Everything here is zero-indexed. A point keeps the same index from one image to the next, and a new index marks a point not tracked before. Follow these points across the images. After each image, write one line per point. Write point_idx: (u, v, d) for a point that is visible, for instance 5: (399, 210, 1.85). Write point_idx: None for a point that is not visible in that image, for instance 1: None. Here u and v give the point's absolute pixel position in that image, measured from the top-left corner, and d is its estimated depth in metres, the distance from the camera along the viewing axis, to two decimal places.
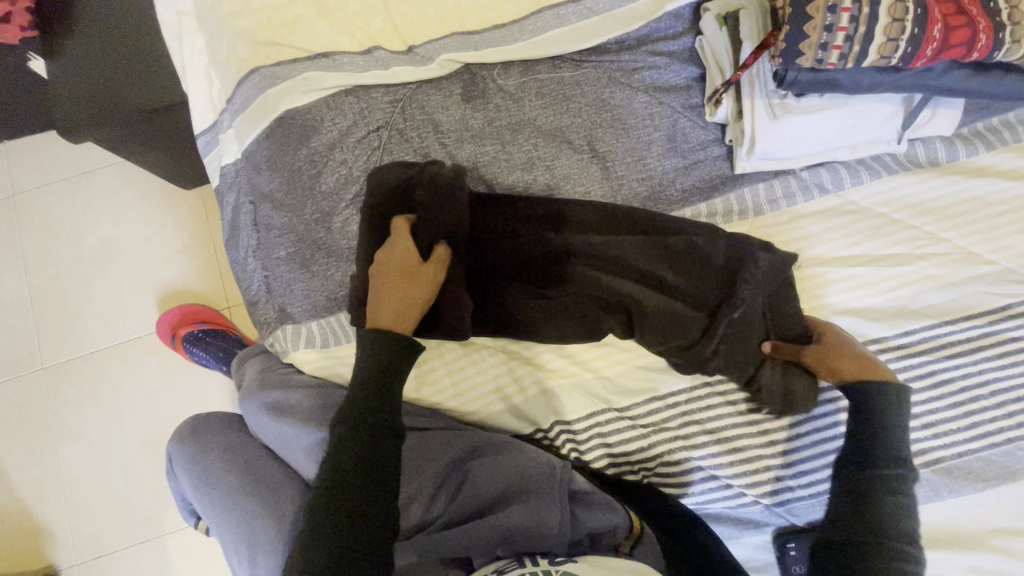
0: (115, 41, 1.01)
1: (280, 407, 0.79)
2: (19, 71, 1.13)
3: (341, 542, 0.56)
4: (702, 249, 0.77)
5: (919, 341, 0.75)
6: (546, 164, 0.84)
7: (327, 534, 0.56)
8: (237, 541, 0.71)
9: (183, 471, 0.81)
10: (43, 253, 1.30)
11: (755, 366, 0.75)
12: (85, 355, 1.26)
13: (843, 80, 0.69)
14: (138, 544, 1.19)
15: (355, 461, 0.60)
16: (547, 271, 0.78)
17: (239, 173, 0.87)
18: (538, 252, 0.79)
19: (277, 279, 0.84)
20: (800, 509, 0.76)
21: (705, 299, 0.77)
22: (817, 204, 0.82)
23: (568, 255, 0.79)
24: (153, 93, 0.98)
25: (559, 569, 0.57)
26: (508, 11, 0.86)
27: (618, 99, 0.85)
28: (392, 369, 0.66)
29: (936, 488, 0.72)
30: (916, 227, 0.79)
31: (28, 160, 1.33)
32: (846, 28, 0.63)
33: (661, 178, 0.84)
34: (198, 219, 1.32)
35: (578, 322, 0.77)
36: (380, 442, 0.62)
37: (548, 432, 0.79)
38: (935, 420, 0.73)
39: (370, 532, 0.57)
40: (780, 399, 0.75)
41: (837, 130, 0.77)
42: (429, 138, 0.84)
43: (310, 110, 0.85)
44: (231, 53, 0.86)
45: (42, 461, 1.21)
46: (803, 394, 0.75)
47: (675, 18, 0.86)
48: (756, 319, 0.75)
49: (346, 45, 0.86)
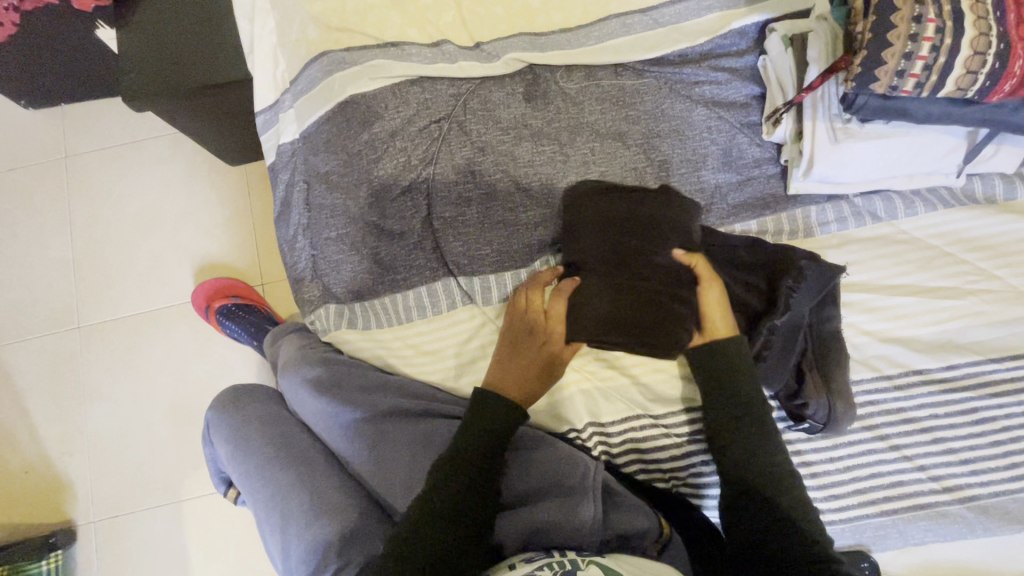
0: (182, 14, 1.04)
1: (320, 383, 0.79)
2: (90, 38, 1.17)
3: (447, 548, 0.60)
4: (741, 257, 0.79)
5: (963, 375, 0.75)
6: (600, 168, 0.85)
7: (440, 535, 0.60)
8: (271, 510, 0.72)
9: (222, 440, 0.83)
10: (90, 214, 1.34)
11: (792, 377, 0.75)
12: (121, 317, 1.29)
13: (912, 108, 0.70)
14: (156, 507, 1.20)
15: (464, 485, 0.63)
16: (626, 257, 0.79)
17: (298, 153, 0.89)
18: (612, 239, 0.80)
19: (325, 258, 0.86)
20: (831, 533, 0.72)
21: (749, 303, 0.77)
22: (868, 231, 0.83)
23: (643, 248, 0.78)
24: (216, 68, 1.01)
25: (587, 561, 0.58)
26: (575, 17, 0.89)
27: (677, 110, 0.87)
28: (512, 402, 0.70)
29: (970, 525, 0.71)
30: (968, 262, 0.79)
31: (84, 124, 1.37)
32: (926, 57, 0.64)
33: (714, 191, 0.85)
34: (241, 194, 1.35)
35: (649, 324, 0.76)
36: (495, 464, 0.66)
37: (581, 434, 0.78)
38: (974, 456, 0.73)
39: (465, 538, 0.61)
40: (824, 416, 0.73)
41: (896, 159, 0.77)
42: (490, 134, 0.86)
43: (374, 97, 0.86)
44: (301, 36, 0.89)
45: (71, 416, 1.24)
46: (824, 417, 0.73)
47: (740, 36, 0.87)
48: (789, 336, 0.75)
49: (416, 37, 0.89)
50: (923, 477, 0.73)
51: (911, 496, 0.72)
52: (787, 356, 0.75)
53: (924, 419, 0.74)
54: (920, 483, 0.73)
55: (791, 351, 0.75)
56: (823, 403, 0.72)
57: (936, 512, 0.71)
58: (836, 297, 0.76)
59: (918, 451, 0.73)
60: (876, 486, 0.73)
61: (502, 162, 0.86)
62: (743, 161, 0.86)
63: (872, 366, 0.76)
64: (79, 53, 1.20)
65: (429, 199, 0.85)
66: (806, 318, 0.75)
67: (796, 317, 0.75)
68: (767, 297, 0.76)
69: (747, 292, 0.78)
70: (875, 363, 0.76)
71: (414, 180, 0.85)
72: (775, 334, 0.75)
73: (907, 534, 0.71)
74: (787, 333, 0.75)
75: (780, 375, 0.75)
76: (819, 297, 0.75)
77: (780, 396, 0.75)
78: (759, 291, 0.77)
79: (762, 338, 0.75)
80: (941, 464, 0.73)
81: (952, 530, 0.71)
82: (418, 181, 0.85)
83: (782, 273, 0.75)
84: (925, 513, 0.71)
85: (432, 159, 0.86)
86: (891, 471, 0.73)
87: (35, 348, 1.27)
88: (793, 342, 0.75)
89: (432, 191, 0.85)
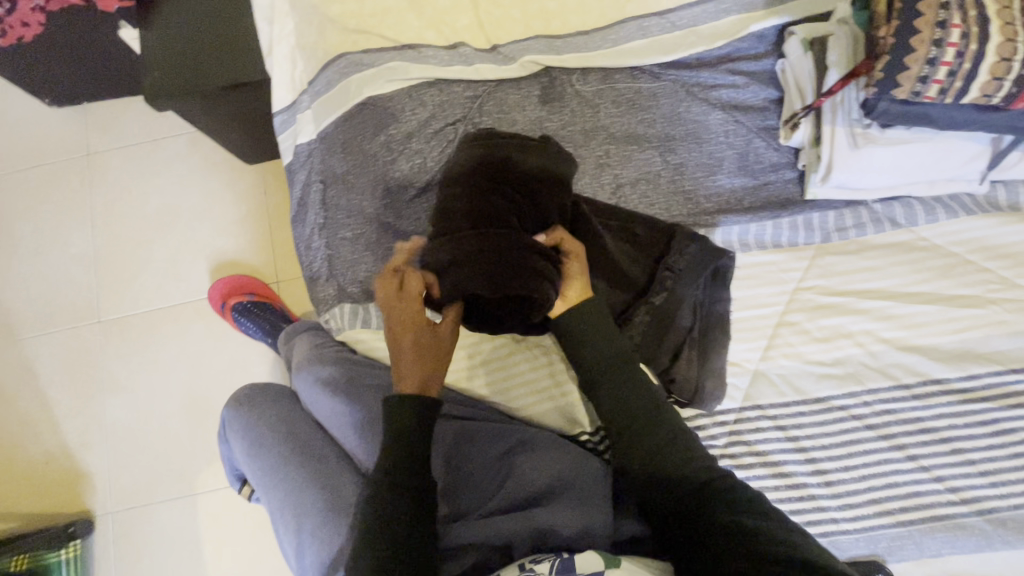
0: (202, 15, 1.05)
1: (334, 381, 0.80)
2: (111, 38, 1.19)
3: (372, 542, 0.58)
4: (638, 234, 0.81)
5: (982, 385, 0.74)
6: (614, 171, 0.85)
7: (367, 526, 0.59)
8: (285, 508, 0.73)
9: (238, 435, 0.84)
10: (109, 210, 1.36)
11: (667, 358, 0.77)
12: (138, 313, 1.31)
13: (935, 114, 0.69)
14: (170, 500, 1.22)
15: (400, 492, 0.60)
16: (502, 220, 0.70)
17: (315, 154, 0.90)
18: (484, 198, 0.72)
19: (340, 257, 0.87)
20: (845, 543, 0.71)
21: (636, 280, 0.79)
22: (887, 237, 0.82)
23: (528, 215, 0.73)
24: (234, 69, 1.02)
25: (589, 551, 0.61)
26: (592, 19, 0.89)
27: (694, 114, 0.86)
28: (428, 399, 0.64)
29: (988, 537, 0.69)
30: (990, 271, 0.78)
31: (104, 122, 1.40)
32: (950, 64, 0.63)
33: (730, 196, 0.85)
34: (256, 192, 1.37)
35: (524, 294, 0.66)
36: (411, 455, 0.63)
37: (591, 435, 0.79)
38: (994, 468, 0.71)
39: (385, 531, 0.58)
40: (692, 391, 0.75)
41: (918, 165, 0.76)
42: (506, 136, 0.87)
43: (391, 99, 0.87)
44: (320, 39, 0.90)
45: (89, 409, 1.26)
46: (694, 386, 0.75)
47: (759, 39, 0.87)
48: (667, 311, 0.77)
49: (433, 39, 0.90)
50: (939, 488, 0.72)
51: (928, 506, 0.71)
52: (664, 332, 0.77)
53: (942, 429, 0.73)
54: (936, 494, 0.71)
55: (666, 330, 0.77)
56: (692, 378, 0.75)
57: (953, 523, 0.70)
58: (726, 277, 0.78)
59: (934, 461, 0.72)
60: (891, 495, 0.72)
61: (511, 144, 0.81)
62: (760, 165, 0.85)
63: (888, 374, 0.76)
64: (102, 53, 1.23)
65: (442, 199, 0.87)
66: (693, 300, 0.77)
67: (676, 296, 0.77)
68: (650, 279, 0.79)
69: (634, 271, 0.79)
70: (892, 372, 0.76)
71: (430, 181, 0.86)
72: (650, 310, 0.77)
73: (924, 546, 0.70)
74: (666, 311, 0.77)
75: (657, 351, 0.76)
76: (706, 274, 0.77)
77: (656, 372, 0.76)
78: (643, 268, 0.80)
79: (641, 316, 0.77)
80: (959, 475, 0.72)
81: (969, 542, 0.70)
82: (434, 182, 0.86)
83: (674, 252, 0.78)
84: (941, 524, 0.70)
85: (448, 161, 0.86)
86: (908, 481, 0.72)
87: (56, 341, 1.30)
88: (674, 320, 0.77)
89: None
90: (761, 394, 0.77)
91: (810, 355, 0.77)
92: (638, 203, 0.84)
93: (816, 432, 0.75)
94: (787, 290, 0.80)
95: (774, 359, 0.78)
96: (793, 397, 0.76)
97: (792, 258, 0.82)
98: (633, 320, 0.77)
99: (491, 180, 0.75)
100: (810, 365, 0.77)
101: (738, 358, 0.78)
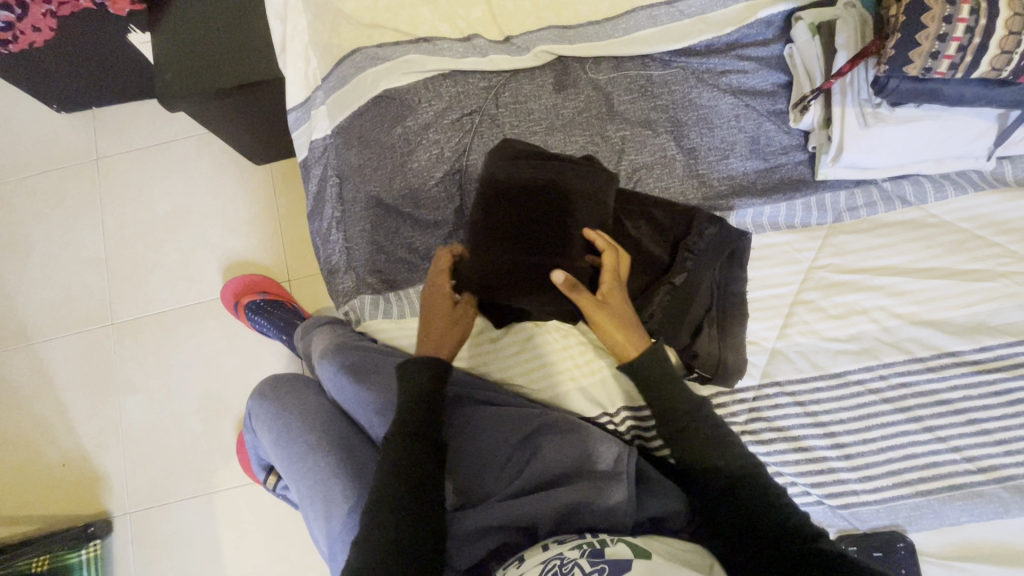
0: (212, 15, 1.06)
1: (354, 369, 0.80)
2: (122, 42, 1.21)
3: (400, 534, 0.57)
4: (659, 220, 0.82)
5: (996, 357, 0.75)
6: (629, 157, 0.87)
7: (398, 515, 0.59)
8: (314, 496, 0.73)
9: (264, 427, 0.85)
10: (121, 213, 1.37)
11: (688, 335, 0.78)
12: (152, 314, 1.32)
13: (945, 90, 0.71)
14: (189, 498, 1.23)
15: (409, 482, 0.61)
16: (540, 235, 0.77)
17: (331, 148, 0.91)
18: (520, 213, 0.78)
19: (359, 249, 0.87)
20: (866, 514, 0.73)
21: (658, 258, 0.81)
22: (897, 215, 0.84)
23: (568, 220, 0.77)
24: (246, 67, 1.03)
25: (617, 540, 0.59)
26: (602, 9, 0.90)
27: (704, 99, 0.88)
28: (432, 394, 0.69)
29: (1006, 504, 0.71)
30: (999, 245, 0.80)
31: (114, 126, 1.41)
32: (961, 38, 0.66)
33: (743, 179, 0.87)
34: (267, 191, 1.38)
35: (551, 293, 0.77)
36: (424, 451, 0.64)
37: (614, 417, 0.81)
38: (1009, 437, 0.73)
39: (410, 526, 0.58)
40: (715, 364, 0.77)
41: (927, 142, 0.78)
42: (522, 126, 0.89)
43: (408, 91, 0.88)
44: (335, 34, 0.92)
45: (106, 410, 1.27)
46: (716, 352, 0.77)
47: (766, 26, 0.89)
48: (692, 289, 0.78)
49: (447, 32, 0.91)
50: (957, 458, 0.73)
51: (946, 476, 0.72)
52: (686, 307, 0.78)
53: (958, 401, 0.75)
54: (954, 464, 0.73)
55: (689, 305, 0.78)
56: (715, 353, 0.77)
57: (971, 492, 0.72)
58: (742, 260, 0.80)
59: (950, 431, 0.74)
60: (910, 467, 0.73)
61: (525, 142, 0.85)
62: (771, 147, 0.87)
63: (904, 348, 0.77)
64: (112, 57, 1.24)
65: (459, 184, 0.88)
66: (710, 280, 0.79)
67: (695, 276, 0.78)
68: (671, 259, 0.81)
69: (657, 251, 0.82)
70: (907, 346, 0.77)
71: (450, 171, 0.88)
72: (672, 291, 0.79)
73: (944, 515, 0.72)
74: (687, 290, 0.78)
75: (679, 329, 0.78)
76: (723, 258, 0.79)
77: (678, 348, 0.78)
78: (662, 247, 0.82)
79: (665, 292, 0.79)
80: (976, 445, 0.73)
81: (987, 510, 0.71)
82: (453, 172, 0.88)
83: (693, 237, 0.80)
84: (960, 493, 0.72)
85: (465, 150, 0.88)
86: (926, 452, 0.73)
87: (70, 345, 1.30)
88: (696, 296, 0.78)
89: (464, 180, 0.88)
90: (780, 370, 0.78)
91: (826, 332, 0.79)
92: (654, 187, 0.86)
93: (835, 407, 0.76)
94: (801, 269, 0.82)
95: (789, 339, 0.79)
96: (811, 372, 0.78)
97: (805, 238, 0.84)
98: (654, 299, 0.79)
99: (514, 200, 0.78)
100: (826, 341, 0.79)
101: (759, 337, 0.80)
